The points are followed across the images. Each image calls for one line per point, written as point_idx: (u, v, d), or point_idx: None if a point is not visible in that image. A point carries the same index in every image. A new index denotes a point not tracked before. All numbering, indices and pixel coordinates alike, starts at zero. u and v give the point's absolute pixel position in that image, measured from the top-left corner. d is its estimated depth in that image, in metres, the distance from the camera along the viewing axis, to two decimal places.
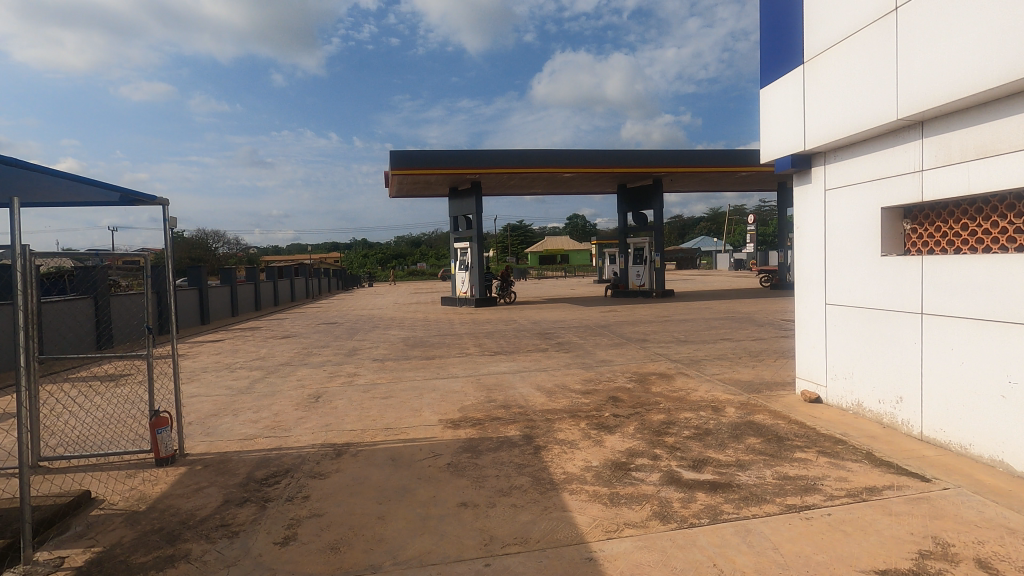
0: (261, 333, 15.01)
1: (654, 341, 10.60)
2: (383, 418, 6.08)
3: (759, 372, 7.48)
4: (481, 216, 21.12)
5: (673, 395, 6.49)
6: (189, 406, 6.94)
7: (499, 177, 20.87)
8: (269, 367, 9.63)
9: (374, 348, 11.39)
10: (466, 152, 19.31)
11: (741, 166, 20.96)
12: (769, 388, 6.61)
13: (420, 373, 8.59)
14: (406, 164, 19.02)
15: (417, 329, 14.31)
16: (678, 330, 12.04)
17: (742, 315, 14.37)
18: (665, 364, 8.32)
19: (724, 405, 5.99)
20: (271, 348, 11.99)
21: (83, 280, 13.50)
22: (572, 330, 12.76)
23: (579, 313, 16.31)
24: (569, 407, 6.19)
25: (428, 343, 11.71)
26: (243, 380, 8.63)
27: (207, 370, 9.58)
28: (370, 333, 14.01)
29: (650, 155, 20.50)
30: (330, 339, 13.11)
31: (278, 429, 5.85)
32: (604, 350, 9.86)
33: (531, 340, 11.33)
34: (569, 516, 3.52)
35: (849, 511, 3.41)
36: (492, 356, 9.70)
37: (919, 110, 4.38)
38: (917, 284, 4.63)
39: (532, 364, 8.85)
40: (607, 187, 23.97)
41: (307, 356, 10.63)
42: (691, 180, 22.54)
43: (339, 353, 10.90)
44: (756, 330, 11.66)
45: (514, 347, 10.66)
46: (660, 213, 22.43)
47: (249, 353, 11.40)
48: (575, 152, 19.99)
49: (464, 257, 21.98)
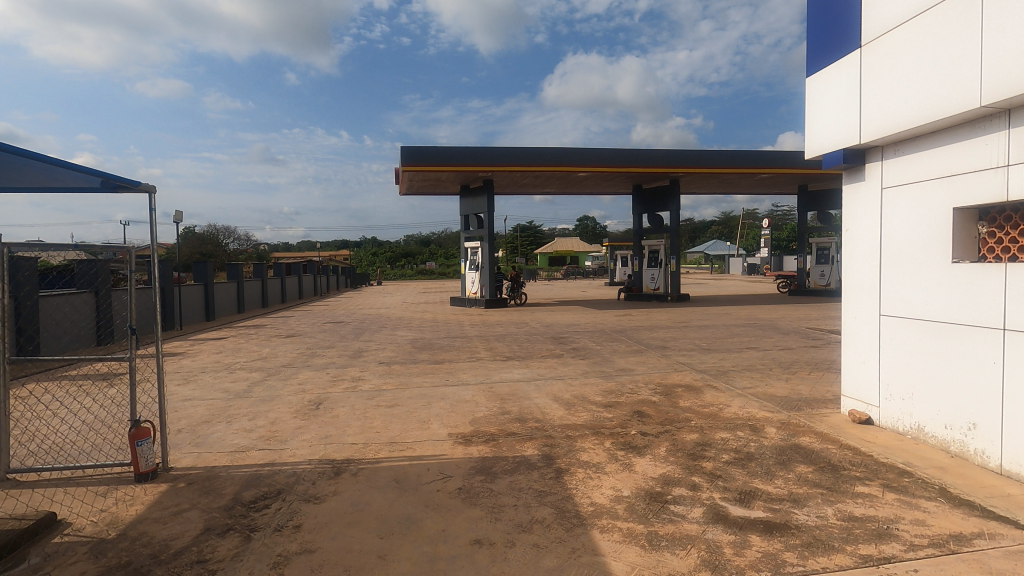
0: (266, 332, 14.60)
1: (675, 349, 10.03)
2: (387, 431, 5.57)
3: (795, 387, 6.90)
4: (493, 215, 20.60)
5: (704, 411, 5.94)
6: (180, 412, 6.47)
7: (512, 176, 20.36)
8: (270, 369, 9.17)
9: (381, 350, 10.89)
10: (479, 149, 18.83)
11: (762, 167, 20.29)
12: (810, 405, 6.04)
13: (429, 379, 8.08)
14: (417, 160, 18.56)
15: (425, 330, 13.83)
16: (698, 337, 11.46)
17: (764, 322, 13.75)
18: (690, 375, 7.76)
19: (762, 424, 5.43)
20: (274, 348, 11.55)
21: (83, 274, 13.13)
22: (588, 335, 12.22)
23: (593, 317, 15.77)
24: (590, 423, 5.65)
25: (437, 346, 11.20)
26: (242, 383, 8.17)
27: (205, 371, 9.13)
28: (377, 333, 13.53)
29: (668, 154, 19.86)
30: (335, 340, 12.63)
31: (272, 441, 5.36)
32: (623, 358, 9.29)
33: (545, 346, 10.78)
34: (602, 563, 2.99)
35: (939, 567, 2.85)
36: (504, 362, 9.17)
37: (1008, 96, 3.81)
38: (997, 295, 4.06)
39: (548, 371, 8.30)
40: (622, 188, 23.35)
41: (310, 357, 10.17)
42: (710, 181, 21.88)
43: (343, 355, 10.40)
44: (783, 339, 11.04)
45: (527, 352, 10.12)
46: (676, 215, 21.77)
47: (252, 352, 10.96)
48: (591, 151, 19.41)
49: (474, 257, 21.48)
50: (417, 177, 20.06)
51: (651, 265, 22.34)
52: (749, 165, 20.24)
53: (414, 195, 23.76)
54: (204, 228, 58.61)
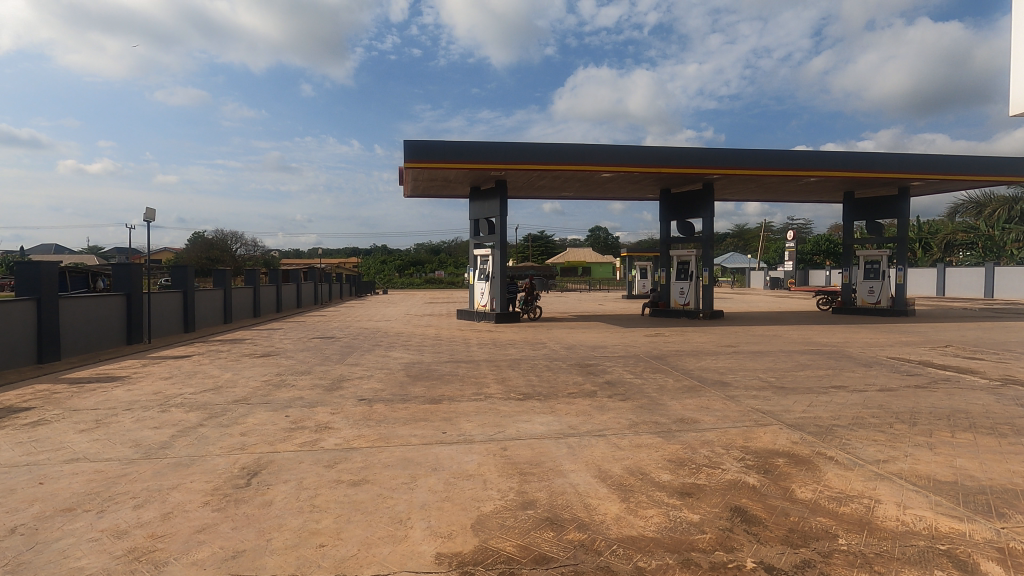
0: (241, 349, 12.53)
1: (741, 389, 7.75)
2: (338, 545, 3.40)
3: (954, 464, 4.65)
4: (505, 220, 18.49)
5: (847, 515, 3.72)
6: (42, 490, 4.32)
7: (528, 176, 18.24)
8: (217, 405, 7.05)
9: (365, 380, 8.72)
10: (491, 144, 16.77)
11: (810, 168, 18.03)
12: (1012, 506, 3.81)
13: (419, 430, 5.91)
14: (422, 155, 16.52)
15: (425, 352, 11.65)
16: (761, 369, 9.16)
17: (829, 349, 11.47)
18: (784, 435, 5.52)
19: (971, 554, 3.19)
20: (238, 373, 9.42)
21: (24, 278, 11.16)
22: (621, 362, 10.02)
23: (621, 337, 13.56)
24: (671, 538, 3.44)
25: (436, 374, 9.01)
26: (167, 429, 6.03)
27: (133, 407, 7.02)
28: (366, 355, 11.35)
29: (703, 153, 17.63)
30: (314, 363, 10.47)
31: (140, 565, 3.20)
32: (677, 401, 7.05)
33: (570, 378, 8.54)
34: None
35: None
36: (521, 404, 6.96)
37: None
38: None
39: (581, 422, 6.09)
40: (649, 191, 21.16)
41: (275, 389, 8.04)
42: (747, 184, 19.66)
43: (318, 385, 8.26)
44: (870, 375, 8.72)
45: (550, 387, 7.90)
46: (710, 223, 19.50)
47: (207, 380, 8.83)
48: (617, 148, 17.25)
49: (484, 266, 19.30)
50: (422, 176, 18.03)
51: (680, 277, 19.98)
52: (795, 167, 17.97)
53: (419, 198, 21.78)
54: (211, 234, 57.20)
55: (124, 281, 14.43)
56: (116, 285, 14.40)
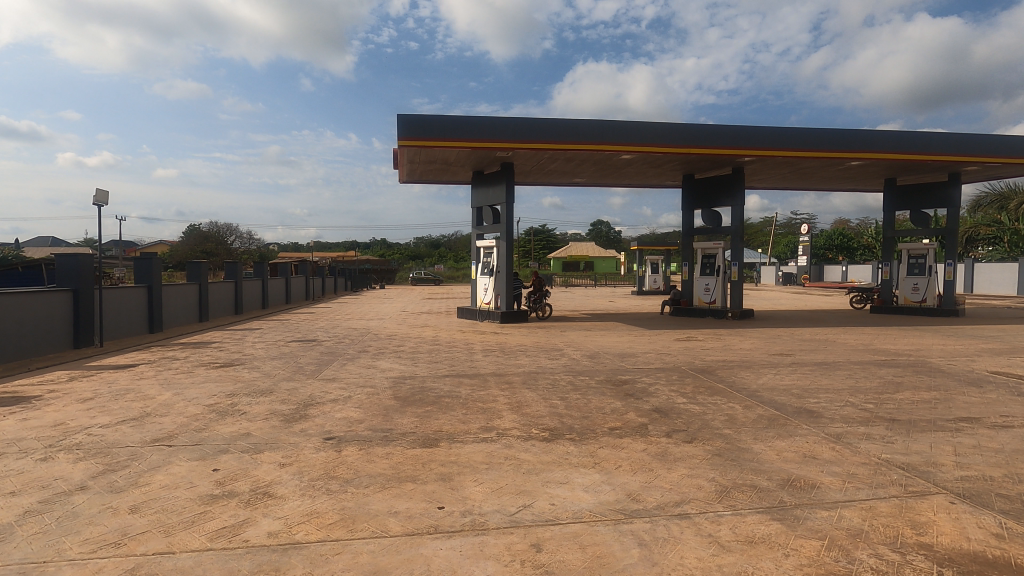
0: (201, 356, 10.50)
1: (840, 424, 5.75)
2: None
3: None
4: (512, 208, 16.50)
5: None
6: None
7: (537, 158, 16.19)
8: (124, 450, 5.04)
9: (340, 404, 6.73)
10: (496, 119, 14.72)
11: (856, 149, 15.94)
12: None
13: (406, 502, 3.91)
14: (418, 132, 14.46)
15: (419, 361, 9.63)
16: (847, 393, 7.14)
17: (910, 360, 9.47)
18: (972, 521, 3.53)
19: None
20: (181, 392, 7.41)
21: None
22: (663, 379, 8.04)
23: (649, 343, 11.55)
24: None
25: (431, 396, 7.02)
26: (26, 498, 4.01)
27: (8, 451, 5.03)
28: (348, 366, 9.33)
29: (736, 132, 15.55)
30: (281, 377, 8.49)
31: None
32: (767, 445, 5.07)
33: (606, 404, 6.54)
34: None
35: None
36: (550, 451, 4.96)
37: None
38: None
39: (646, 488, 4.10)
40: (670, 177, 19.12)
41: (216, 420, 6.03)
42: (781, 169, 17.63)
43: (275, 414, 6.26)
44: (993, 400, 6.74)
45: (583, 420, 5.93)
46: (739, 214, 17.49)
47: (135, 404, 6.83)
48: (641, 126, 15.19)
49: (488, 259, 17.32)
50: (419, 157, 15.98)
51: (705, 272, 17.89)
52: (840, 149, 15.90)
53: (415, 184, 19.73)
54: (204, 226, 55.17)
55: (70, 275, 12.40)
56: (61, 278, 12.38)
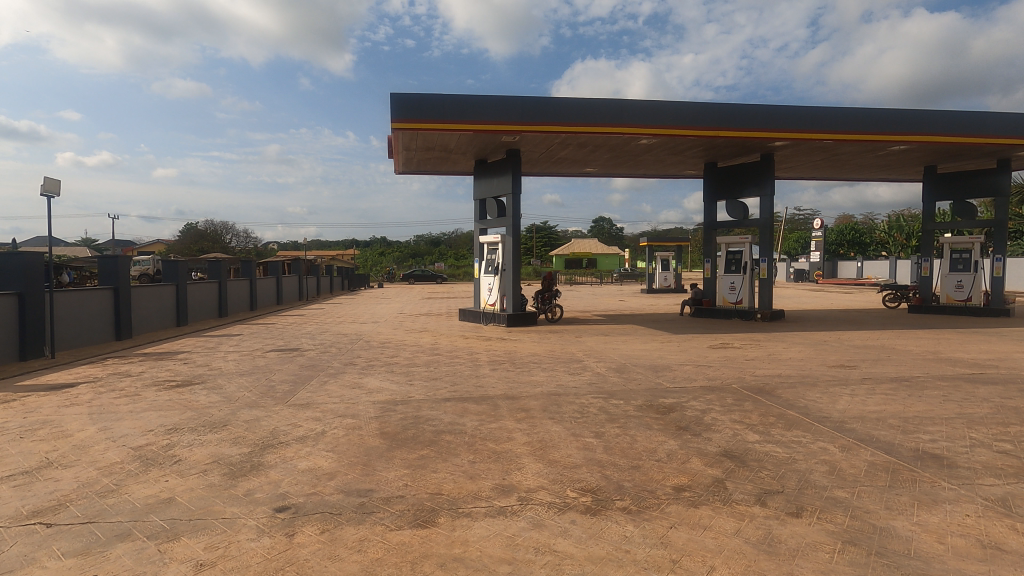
0: (159, 372, 8.92)
1: (993, 481, 4.15)
2: None
3: None
4: (519, 199, 14.91)
5: None
6: None
7: (547, 143, 14.57)
8: None
9: (309, 445, 5.13)
10: (502, 98, 13.10)
11: (901, 132, 14.33)
12: None
13: None
14: (414, 113, 12.85)
15: (415, 379, 8.04)
16: (963, 425, 5.54)
17: (1005, 374, 7.85)
18: None
19: None
20: (108, 428, 5.82)
21: None
22: (718, 403, 6.43)
23: (683, 352, 9.94)
24: None
25: (428, 433, 5.43)
26: None
27: None
28: (329, 385, 7.76)
29: (770, 111, 13.94)
30: (244, 402, 6.90)
31: None
32: (916, 523, 3.46)
33: (658, 446, 4.95)
34: None
35: None
36: (601, 536, 3.35)
37: None
38: None
39: None
40: (690, 165, 17.51)
41: (135, 475, 4.44)
42: (813, 155, 16.03)
43: (218, 465, 4.67)
44: None
45: (635, 474, 4.32)
46: (768, 205, 15.89)
47: (42, 446, 5.24)
48: (664, 106, 13.58)
49: (492, 257, 15.72)
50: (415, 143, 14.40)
51: (730, 270, 16.28)
52: (884, 131, 14.30)
53: (412, 174, 18.15)
54: (199, 224, 53.68)
55: (17, 276, 10.83)
56: (5, 279, 10.82)
